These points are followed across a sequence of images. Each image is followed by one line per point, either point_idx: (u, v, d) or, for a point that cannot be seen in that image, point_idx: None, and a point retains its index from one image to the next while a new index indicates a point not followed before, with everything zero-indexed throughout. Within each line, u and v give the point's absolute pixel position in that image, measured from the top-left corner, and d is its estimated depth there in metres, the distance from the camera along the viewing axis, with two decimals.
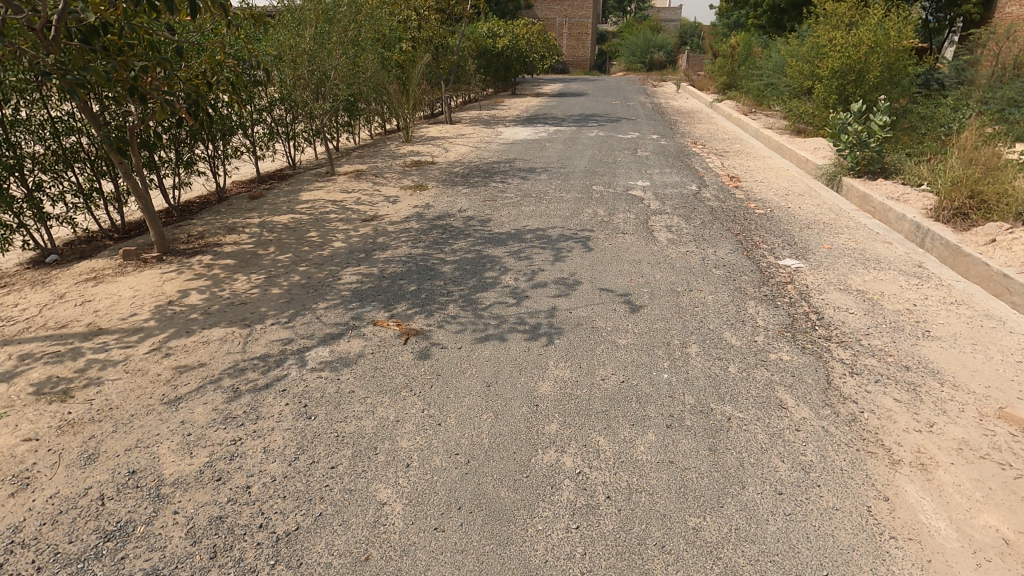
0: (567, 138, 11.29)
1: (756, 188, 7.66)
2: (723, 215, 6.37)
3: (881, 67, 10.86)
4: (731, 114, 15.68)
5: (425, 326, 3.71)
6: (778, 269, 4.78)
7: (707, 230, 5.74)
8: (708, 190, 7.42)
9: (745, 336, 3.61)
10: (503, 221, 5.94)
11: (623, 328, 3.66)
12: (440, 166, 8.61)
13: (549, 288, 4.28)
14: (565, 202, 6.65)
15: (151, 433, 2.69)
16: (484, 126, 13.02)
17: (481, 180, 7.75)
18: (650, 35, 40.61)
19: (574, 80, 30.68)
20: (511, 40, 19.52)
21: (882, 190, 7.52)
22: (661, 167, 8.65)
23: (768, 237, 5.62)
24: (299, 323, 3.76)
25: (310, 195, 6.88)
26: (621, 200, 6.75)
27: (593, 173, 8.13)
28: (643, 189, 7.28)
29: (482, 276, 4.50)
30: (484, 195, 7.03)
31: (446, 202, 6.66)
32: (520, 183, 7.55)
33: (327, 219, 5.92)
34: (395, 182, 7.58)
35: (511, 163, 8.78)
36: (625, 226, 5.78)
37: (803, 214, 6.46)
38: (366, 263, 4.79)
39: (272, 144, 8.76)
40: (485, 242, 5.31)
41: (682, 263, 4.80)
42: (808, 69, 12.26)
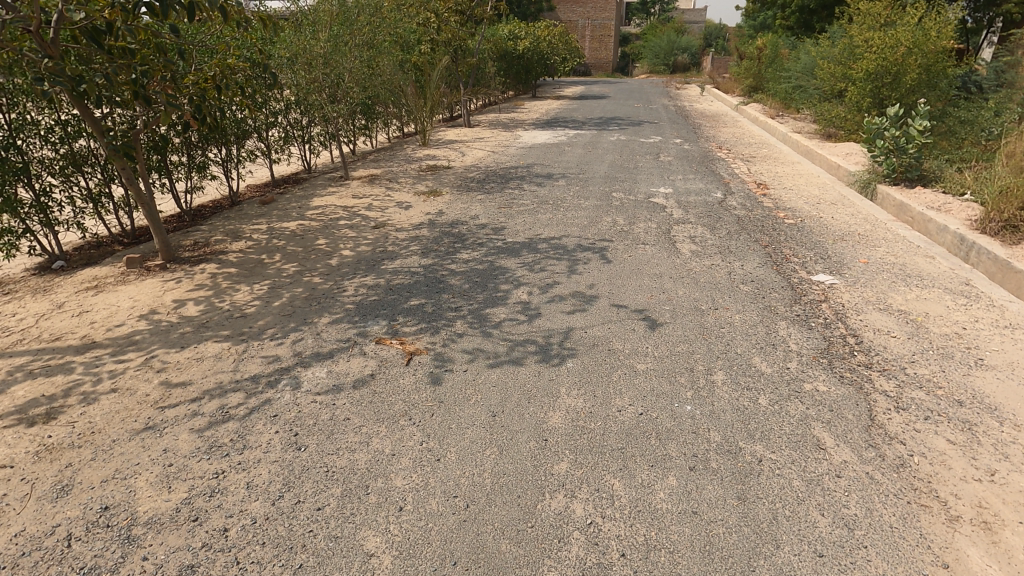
0: (587, 142, 11.01)
1: (785, 196, 7.29)
2: (750, 225, 6.03)
3: (920, 70, 10.40)
4: (757, 118, 15.22)
5: (429, 345, 3.49)
6: (811, 286, 4.45)
7: (733, 241, 5.42)
8: (734, 197, 7.08)
9: (776, 362, 3.31)
10: (517, 230, 5.71)
11: (643, 350, 3.38)
12: (456, 171, 8.41)
13: (564, 304, 4.03)
14: (584, 210, 6.39)
15: (130, 462, 2.51)
16: (503, 129, 12.80)
17: (497, 186, 7.53)
18: (673, 37, 40.07)
19: (596, 82, 30.36)
20: (532, 43, 19.32)
21: (921, 200, 7.09)
22: (684, 173, 8.33)
23: (799, 250, 5.28)
24: (298, 340, 3.57)
25: (322, 200, 6.72)
26: (642, 208, 6.46)
27: (613, 179, 7.85)
28: (665, 196, 6.98)
29: (494, 290, 4.27)
30: (499, 201, 6.80)
31: (460, 208, 6.45)
32: (538, 189, 7.31)
33: (337, 226, 5.75)
34: (409, 187, 7.40)
35: (529, 168, 8.54)
36: (646, 236, 5.50)
37: (836, 224, 6.10)
38: (372, 275, 4.59)
39: (287, 147, 8.66)
40: (498, 252, 5.07)
41: (706, 278, 4.50)
42: (840, 71, 11.80)
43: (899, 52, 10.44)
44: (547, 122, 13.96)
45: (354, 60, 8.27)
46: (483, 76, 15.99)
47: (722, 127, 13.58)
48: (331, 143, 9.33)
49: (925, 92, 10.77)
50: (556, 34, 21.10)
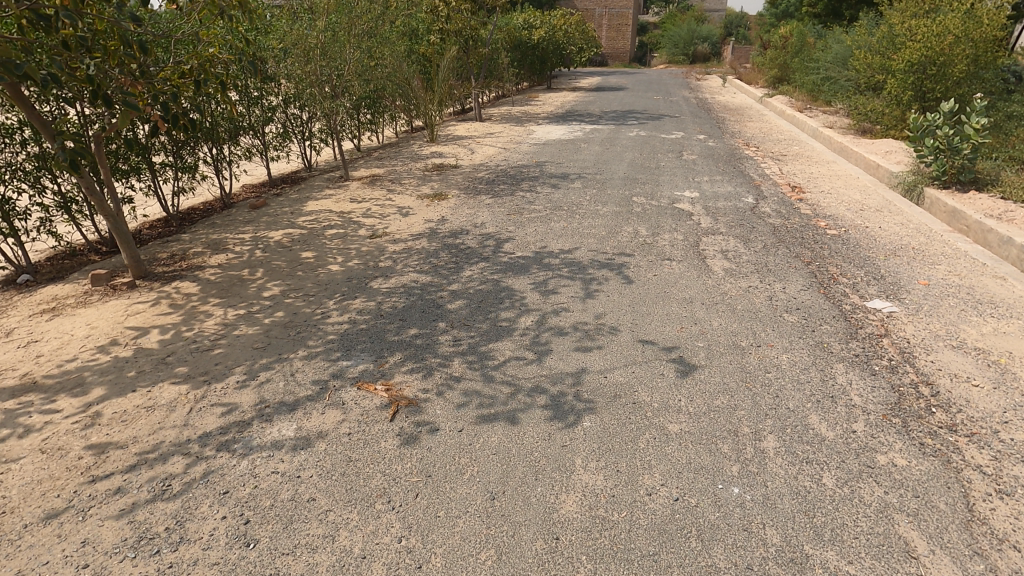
0: (604, 138, 10.38)
1: (825, 201, 6.61)
2: (787, 237, 5.39)
3: (969, 60, 9.60)
4: (784, 111, 14.41)
5: (420, 391, 2.96)
6: (867, 316, 3.84)
7: (771, 257, 4.81)
8: (767, 203, 6.44)
9: (840, 423, 2.71)
10: (528, 241, 5.15)
11: (674, 404, 2.82)
12: (464, 171, 7.86)
13: (579, 337, 3.48)
14: (602, 217, 5.81)
15: (36, 561, 2.02)
16: (515, 123, 12.18)
17: (507, 188, 6.97)
18: (693, 26, 38.97)
19: (613, 73, 29.48)
20: (548, 32, 18.63)
21: (977, 206, 6.39)
22: (711, 174, 7.69)
23: (847, 268, 4.64)
24: (268, 383, 3.06)
25: (316, 205, 6.21)
26: (666, 215, 5.86)
27: (633, 181, 7.24)
28: (691, 201, 6.37)
29: (499, 319, 3.72)
30: (508, 207, 6.24)
31: (466, 215, 5.90)
32: (551, 192, 6.74)
33: (329, 236, 5.24)
34: (412, 190, 6.87)
35: (542, 168, 7.96)
36: (672, 249, 4.92)
37: (886, 236, 5.44)
38: (362, 297, 4.06)
39: (285, 144, 8.17)
40: (505, 269, 4.52)
41: (743, 304, 3.91)
42: (877, 62, 10.99)
43: (946, 40, 9.64)
44: (561, 115, 13.30)
45: (356, 50, 7.71)
46: (496, 67, 15.36)
47: (747, 121, 12.82)
48: (332, 139, 8.81)
49: (973, 84, 9.97)
50: (573, 23, 20.38)
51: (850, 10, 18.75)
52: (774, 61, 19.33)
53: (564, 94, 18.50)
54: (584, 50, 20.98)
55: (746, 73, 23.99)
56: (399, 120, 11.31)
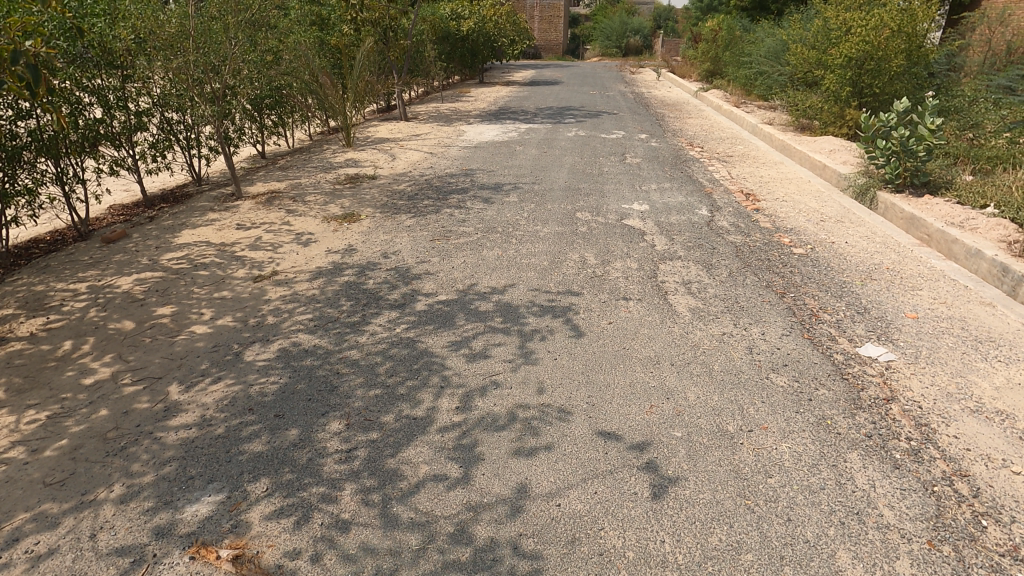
0: (541, 139, 9.57)
1: (782, 211, 6.07)
2: (752, 259, 4.73)
3: (903, 55, 9.45)
4: (720, 107, 14.12)
5: (288, 557, 2.00)
6: (864, 368, 3.19)
7: (740, 290, 4.11)
8: (723, 215, 5.83)
9: (881, 566, 1.97)
10: (454, 279, 4.22)
11: (656, 552, 2.00)
12: (383, 183, 6.81)
13: (519, 432, 2.60)
14: (542, 240, 4.97)
15: None
16: (444, 123, 11.16)
17: (431, 204, 5.99)
18: (624, 19, 38.99)
19: (547, 65, 28.76)
20: (478, 23, 17.62)
21: (935, 213, 6.01)
22: (658, 181, 7.03)
23: (824, 302, 4.01)
24: (50, 558, 2.00)
25: (191, 235, 5.01)
26: (615, 237, 5.09)
27: (576, 191, 6.45)
28: (641, 216, 5.66)
29: (413, 405, 2.79)
30: (432, 229, 5.29)
31: (380, 245, 4.90)
32: (483, 209, 5.83)
33: (199, 282, 4.11)
34: (318, 210, 5.77)
35: (473, 177, 7.04)
36: (626, 284, 4.13)
37: (856, 254, 4.90)
38: (226, 379, 3.00)
39: (163, 155, 6.85)
40: (423, 322, 3.57)
41: (721, 363, 3.14)
42: (814, 56, 10.75)
43: (880, 35, 9.46)
44: (494, 112, 12.41)
45: (243, 41, 6.48)
46: (422, 61, 14.23)
47: (687, 118, 12.37)
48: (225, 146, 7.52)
49: (907, 80, 9.87)
50: (506, 13, 19.41)
51: (776, 4, 18.90)
52: (705, 54, 19.20)
53: (497, 89, 17.59)
54: (516, 43, 20.08)
55: (678, 66, 23.91)
56: (311, 121, 10.06)
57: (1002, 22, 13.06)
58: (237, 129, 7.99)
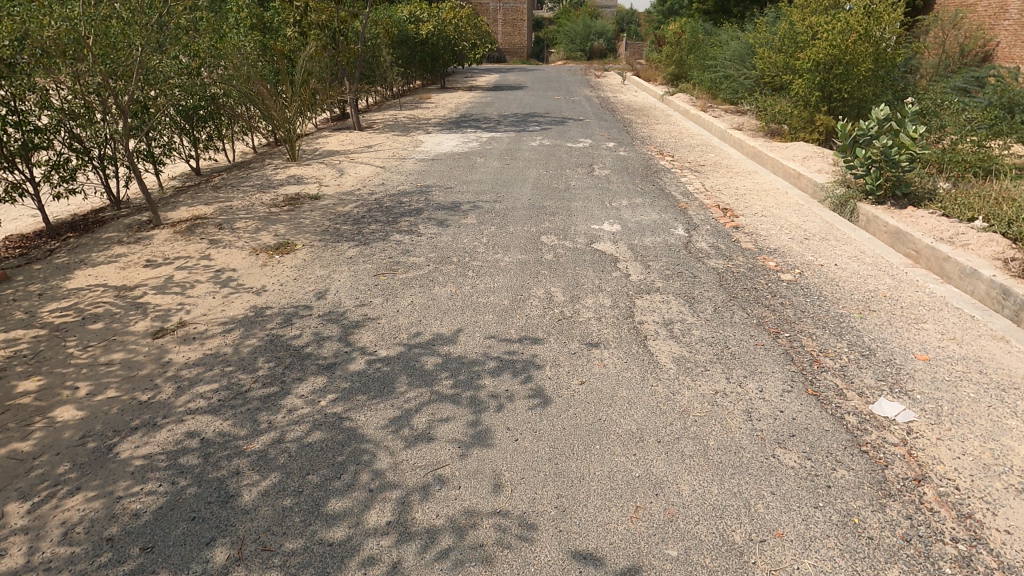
0: (504, 149, 9.00)
1: (762, 228, 5.63)
2: (736, 289, 4.23)
3: (871, 58, 9.19)
4: (686, 112, 13.81)
5: None
6: (884, 433, 2.69)
7: (728, 331, 3.58)
8: (701, 235, 5.36)
9: None
10: (398, 327, 3.56)
11: None
12: (327, 205, 6.10)
13: (467, 562, 1.97)
14: (503, 272, 4.36)
15: None
16: (400, 132, 10.47)
17: (378, 229, 5.33)
18: (588, 22, 38.81)
19: (512, 69, 28.26)
20: (437, 27, 17.02)
21: (921, 227, 5.64)
22: (629, 195, 6.52)
23: (824, 342, 3.51)
24: None
25: (87, 276, 4.24)
26: (584, 265, 4.52)
27: (541, 210, 5.88)
28: (612, 239, 5.13)
29: (329, 522, 2.13)
30: (378, 261, 4.62)
31: (314, 283, 4.21)
32: (437, 234, 5.19)
33: (83, 342, 3.37)
34: (246, 240, 5.03)
35: (427, 195, 6.39)
36: (599, 327, 3.56)
37: (848, 279, 4.45)
38: (87, 490, 2.30)
39: (71, 176, 6.04)
40: (355, 391, 2.90)
41: (716, 438, 2.59)
42: (782, 60, 10.44)
43: (847, 37, 9.17)
44: (454, 120, 11.78)
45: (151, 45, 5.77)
46: (377, 66, 13.52)
47: (655, 124, 11.98)
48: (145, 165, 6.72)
49: (875, 84, 9.65)
50: (466, 16, 18.69)
51: (738, 7, 18.84)
52: (670, 57, 18.97)
53: (459, 94, 16.96)
54: (479, 46, 19.33)
55: (643, 69, 23.69)
56: (253, 133, 9.27)
57: (955, 24, 13.27)
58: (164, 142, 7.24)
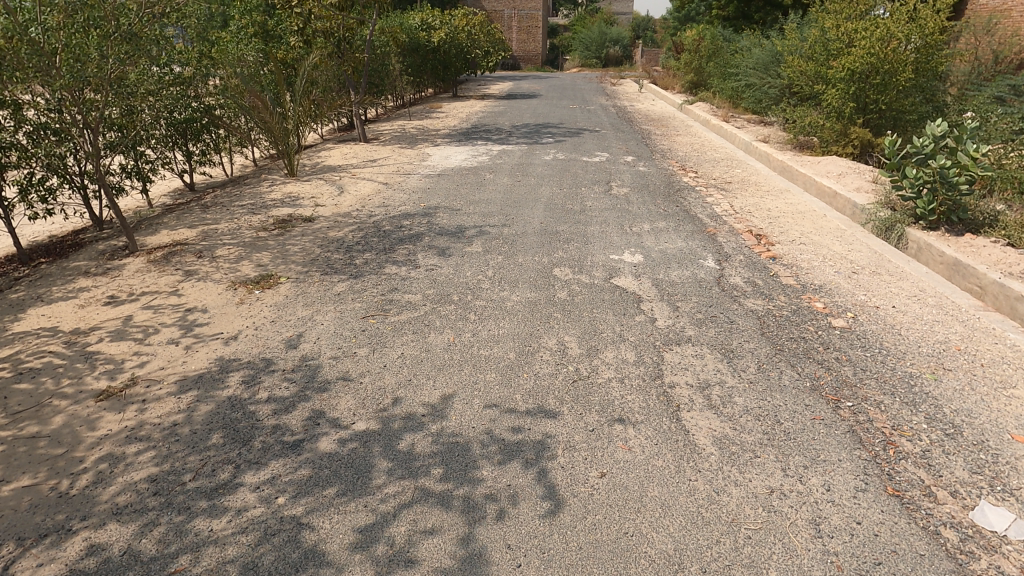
0: (515, 163, 8.47)
1: (803, 258, 5.01)
2: (780, 339, 3.62)
3: (911, 67, 8.60)
4: (708, 122, 13.16)
5: None
6: (996, 559, 2.07)
7: (778, 399, 2.97)
8: (734, 267, 4.76)
9: None
10: (383, 389, 3.01)
11: None
12: (320, 229, 5.60)
13: None
14: (509, 315, 3.81)
15: None
16: (407, 144, 9.98)
17: (373, 260, 4.82)
18: (604, 29, 38.34)
19: (526, 77, 27.73)
20: (450, 34, 16.57)
21: (985, 258, 4.97)
22: (651, 218, 5.95)
23: (897, 417, 2.88)
24: None
25: (39, 317, 3.78)
26: (603, 306, 3.95)
27: (554, 236, 5.33)
28: (633, 272, 4.56)
29: None
30: (369, 298, 4.09)
31: (293, 327, 3.68)
32: (437, 266, 4.67)
33: (14, 406, 2.89)
34: (225, 272, 4.54)
35: (430, 218, 5.88)
36: (622, 393, 2.98)
37: (910, 327, 3.82)
38: None
39: (45, 198, 5.63)
40: (322, 484, 2.36)
41: (779, 567, 1.99)
42: (812, 69, 9.81)
43: (886, 45, 8.61)
44: (464, 131, 11.27)
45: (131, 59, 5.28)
46: (386, 75, 13.11)
47: (675, 135, 11.38)
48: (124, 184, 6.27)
49: (914, 95, 8.99)
50: (479, 23, 18.14)
51: (759, 13, 18.33)
52: (688, 65, 18.37)
53: (471, 103, 16.51)
54: (492, 53, 18.66)
55: (660, 76, 23.07)
56: (252, 146, 8.85)
57: (988, 31, 12.44)
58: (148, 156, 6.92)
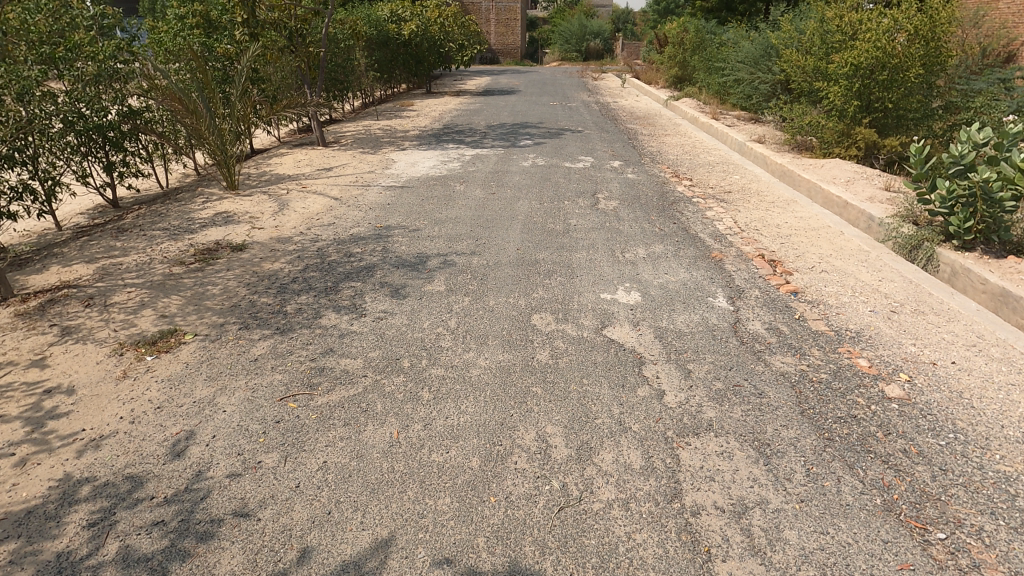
0: (490, 170, 7.56)
1: (829, 293, 4.21)
2: (826, 421, 2.78)
3: (920, 63, 7.82)
4: (696, 120, 12.36)
5: None
6: None
7: (845, 533, 2.13)
8: (750, 307, 3.94)
9: None
10: (287, 533, 2.10)
11: None
12: (250, 260, 4.62)
13: None
14: (475, 392, 2.92)
15: None
16: (370, 149, 8.98)
17: (309, 305, 3.87)
18: (583, 21, 37.47)
19: (503, 72, 26.76)
20: (422, 27, 15.60)
21: None
22: (646, 240, 5.11)
23: (1012, 559, 2.06)
24: None
25: None
26: (595, 373, 3.09)
27: (532, 267, 4.45)
28: (629, 318, 3.71)
29: None
30: (293, 365, 3.17)
31: (183, 418, 2.75)
32: (388, 313, 3.75)
33: None
34: (115, 327, 3.58)
35: (386, 244, 4.96)
36: (628, 530, 2.11)
37: (983, 396, 3.01)
38: None
39: None
40: None
41: None
42: (811, 64, 9.02)
43: (894, 40, 7.87)
44: (435, 133, 10.30)
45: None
46: (351, 70, 12.07)
47: (664, 136, 10.56)
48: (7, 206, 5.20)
49: (921, 92, 8.26)
50: (455, 13, 16.85)
51: (742, 4, 17.64)
52: (672, 59, 17.59)
53: (445, 100, 15.51)
54: (469, 46, 17.42)
55: (642, 70, 22.28)
56: (189, 154, 7.78)
57: (977, 22, 11.78)
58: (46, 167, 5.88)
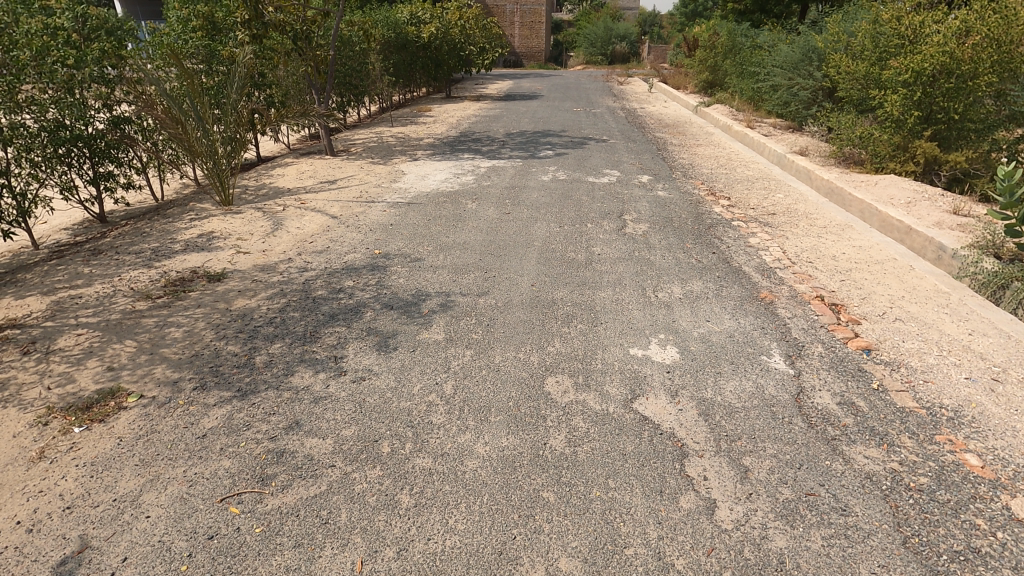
0: (505, 186, 6.91)
1: (909, 351, 3.45)
2: (939, 560, 2.04)
3: (993, 69, 6.88)
4: (729, 128, 11.55)
5: None
6: None
7: None
8: (815, 371, 3.21)
9: None
10: None
11: None
12: (224, 294, 4.03)
13: None
14: (469, 499, 2.25)
15: None
16: (380, 158, 8.41)
17: (281, 357, 3.25)
18: (609, 24, 36.67)
19: (526, 75, 26.15)
20: (442, 29, 14.91)
21: None
22: (681, 275, 4.41)
23: None
24: None
25: None
26: (624, 470, 2.40)
27: (548, 310, 3.78)
28: (665, 385, 3.00)
29: None
30: (247, 447, 2.55)
31: (92, 528, 2.14)
32: (372, 371, 3.11)
33: None
34: (49, 383, 3.01)
35: (381, 276, 4.34)
36: None
37: None
38: None
39: None
40: None
41: None
42: (863, 70, 8.17)
43: (961, 43, 6.96)
44: (450, 141, 9.70)
45: None
46: (366, 74, 11.57)
47: (696, 146, 9.80)
48: None
49: (991, 100, 7.32)
50: (477, 15, 16.31)
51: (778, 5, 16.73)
52: (703, 63, 16.74)
53: (464, 105, 14.95)
54: (489, 49, 16.85)
55: (670, 74, 21.43)
56: (184, 166, 7.31)
57: None
58: (21, 179, 5.41)
